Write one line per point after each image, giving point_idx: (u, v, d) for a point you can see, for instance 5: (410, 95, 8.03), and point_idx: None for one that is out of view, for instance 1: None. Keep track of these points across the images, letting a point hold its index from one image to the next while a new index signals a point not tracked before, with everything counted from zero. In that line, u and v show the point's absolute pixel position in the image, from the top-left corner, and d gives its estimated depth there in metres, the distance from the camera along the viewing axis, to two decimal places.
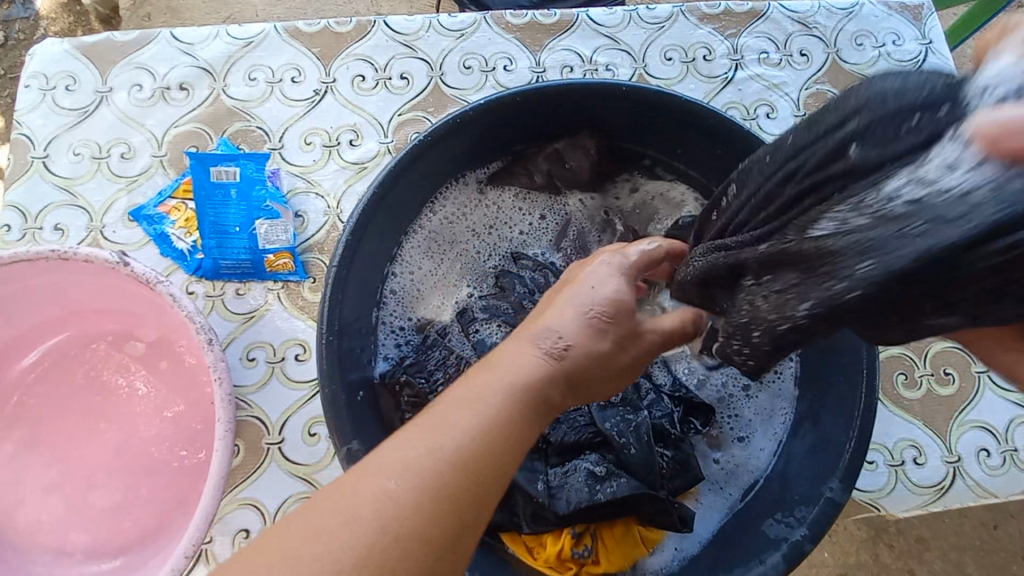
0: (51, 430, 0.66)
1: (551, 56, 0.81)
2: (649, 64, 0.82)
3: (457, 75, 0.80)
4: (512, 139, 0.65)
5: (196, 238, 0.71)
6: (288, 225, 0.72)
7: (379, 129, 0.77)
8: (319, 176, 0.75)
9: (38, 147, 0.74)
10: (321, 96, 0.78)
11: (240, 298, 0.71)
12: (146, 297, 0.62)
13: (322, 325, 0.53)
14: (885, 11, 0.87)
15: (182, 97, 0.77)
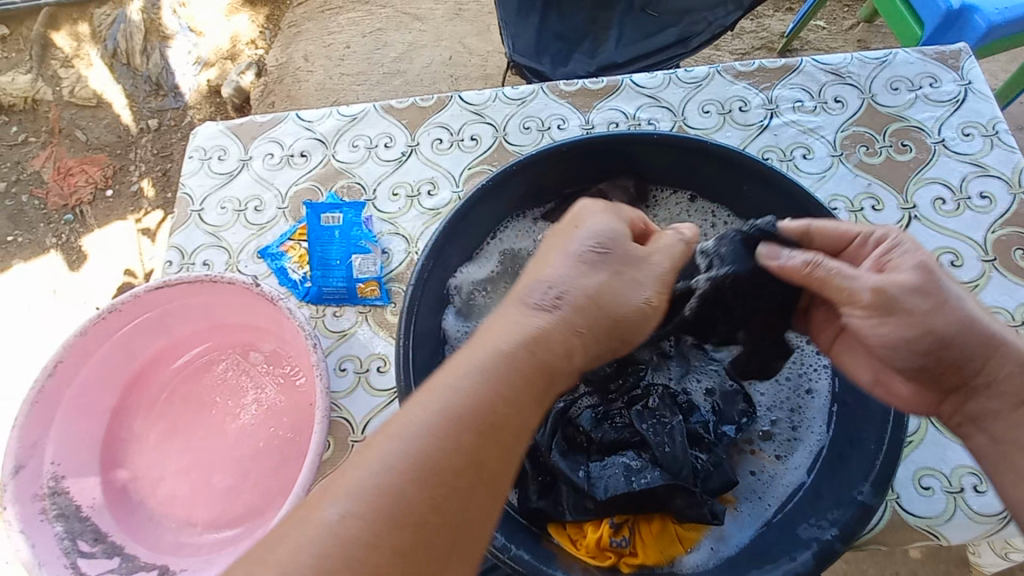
0: (188, 422, 0.81)
1: (599, 115, 0.94)
2: (688, 117, 0.93)
3: (518, 135, 0.94)
4: (566, 182, 0.78)
5: (306, 271, 0.88)
6: (377, 259, 0.87)
7: (452, 181, 0.92)
8: (403, 221, 0.91)
9: (196, 202, 0.96)
10: (407, 156, 0.95)
11: (337, 319, 0.85)
12: (272, 313, 0.79)
13: (402, 331, 0.66)
14: (920, 58, 0.92)
15: (302, 162, 0.97)
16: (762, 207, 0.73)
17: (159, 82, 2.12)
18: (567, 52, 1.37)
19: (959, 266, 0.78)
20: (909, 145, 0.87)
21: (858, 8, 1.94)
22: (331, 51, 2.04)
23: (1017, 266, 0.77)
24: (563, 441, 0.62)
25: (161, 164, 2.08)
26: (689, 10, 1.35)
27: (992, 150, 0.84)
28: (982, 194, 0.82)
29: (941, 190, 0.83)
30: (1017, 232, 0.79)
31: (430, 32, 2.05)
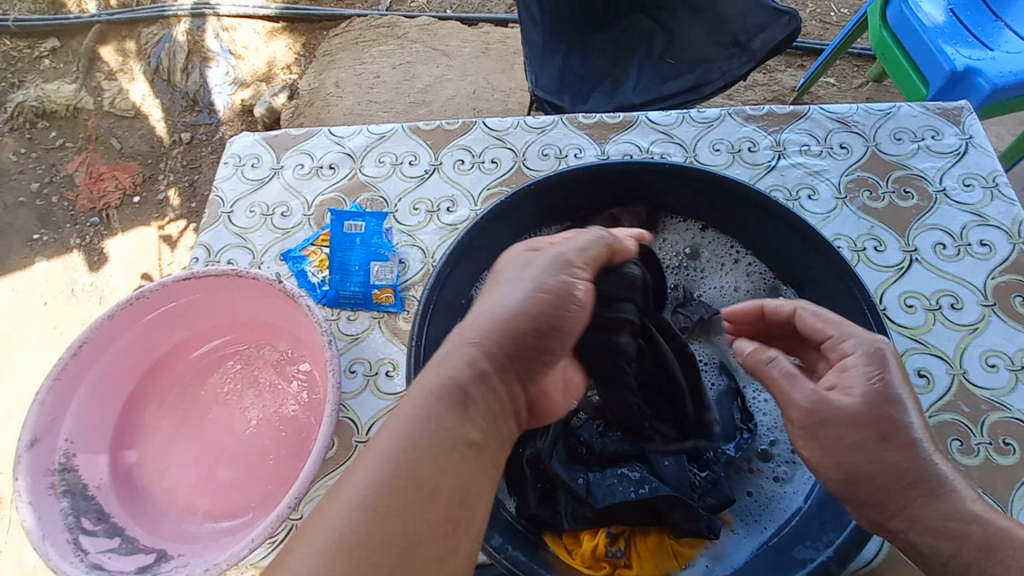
0: (199, 413, 0.83)
1: (614, 147, 0.99)
2: (699, 154, 0.97)
3: (537, 161, 0.99)
4: (579, 205, 0.82)
5: (325, 275, 0.92)
6: (394, 268, 0.91)
7: (471, 200, 0.97)
8: (421, 233, 0.95)
9: (227, 205, 1.01)
10: (430, 174, 1.00)
11: (351, 322, 0.88)
12: (291, 311, 0.82)
13: (414, 335, 0.69)
14: (923, 112, 0.97)
15: (330, 174, 1.02)
16: (767, 238, 0.76)
17: (196, 98, 2.24)
18: (586, 91, 1.44)
19: (959, 309, 0.80)
20: (911, 193, 0.90)
21: (867, 68, 2.03)
22: (361, 79, 2.15)
23: (1016, 312, 0.79)
24: (564, 452, 0.64)
25: (189, 175, 2.16)
26: (704, 59, 1.42)
27: (992, 201, 0.88)
28: (982, 242, 0.85)
29: (942, 235, 0.86)
30: (1015, 279, 0.82)
31: (457, 67, 2.16)
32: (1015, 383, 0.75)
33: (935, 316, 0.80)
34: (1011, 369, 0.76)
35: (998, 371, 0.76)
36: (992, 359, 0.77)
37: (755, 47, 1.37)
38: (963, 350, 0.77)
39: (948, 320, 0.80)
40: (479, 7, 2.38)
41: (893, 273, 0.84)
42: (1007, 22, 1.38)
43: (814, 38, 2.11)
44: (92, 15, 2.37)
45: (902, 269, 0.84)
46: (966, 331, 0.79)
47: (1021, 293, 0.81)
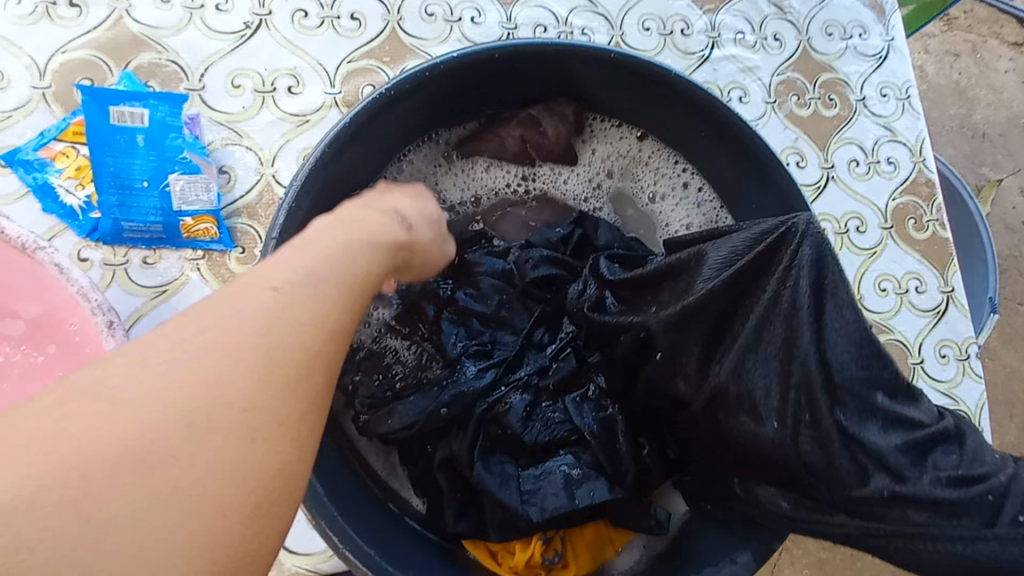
0: None
1: (523, 12, 0.73)
2: (626, 32, 0.77)
3: (418, 22, 0.70)
4: (487, 100, 0.60)
5: (92, 194, 0.59)
6: (211, 183, 0.61)
7: (323, 77, 0.66)
8: (250, 128, 0.63)
9: None
10: (253, 30, 0.65)
11: (148, 268, 0.59)
12: (23, 262, 0.50)
13: None
14: (854, 3, 0.87)
15: (71, 16, 0.62)
16: (714, 162, 0.60)
17: None
18: None
19: (862, 233, 0.79)
20: (835, 100, 0.83)
21: None
22: None
23: (907, 234, 0.80)
24: (485, 447, 0.50)
25: None
26: None
27: (902, 115, 0.84)
28: (889, 160, 0.82)
29: (856, 151, 0.82)
30: (912, 201, 0.81)
31: None
32: (960, 376, 0.76)
33: (842, 241, 0.79)
34: (957, 360, 0.77)
35: (947, 363, 0.76)
36: (884, 284, 0.78)
37: None
38: (862, 275, 0.78)
39: (853, 244, 0.79)
40: None
41: (810, 192, 0.79)
42: None
43: None
44: None
45: (819, 189, 0.79)
46: (866, 256, 0.79)
47: (914, 215, 0.81)
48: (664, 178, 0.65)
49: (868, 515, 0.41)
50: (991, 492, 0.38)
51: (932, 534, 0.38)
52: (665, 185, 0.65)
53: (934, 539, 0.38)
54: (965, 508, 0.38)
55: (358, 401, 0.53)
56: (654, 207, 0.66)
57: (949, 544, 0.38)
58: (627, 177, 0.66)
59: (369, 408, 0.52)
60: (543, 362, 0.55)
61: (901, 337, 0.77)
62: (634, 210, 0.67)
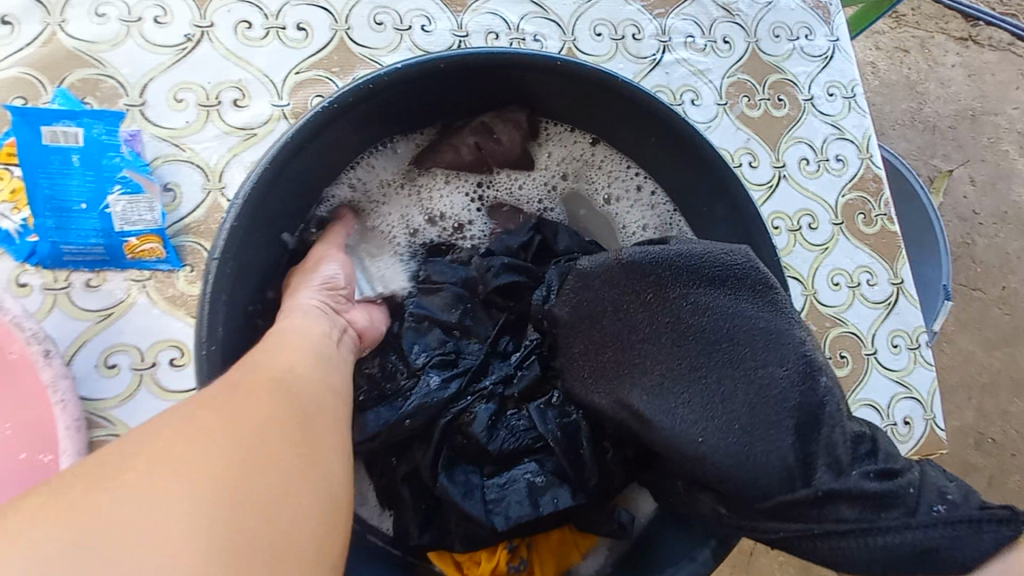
0: None
1: (474, 19, 0.73)
2: (578, 38, 0.77)
3: (367, 32, 0.69)
4: (437, 110, 0.59)
5: (29, 217, 0.57)
6: (156, 202, 0.59)
7: (271, 89, 0.65)
8: (195, 143, 0.62)
9: None
10: (196, 43, 0.64)
11: (92, 292, 0.57)
12: None
13: (198, 333, 0.44)
14: (800, 5, 0.89)
15: (5, 34, 0.60)
16: (664, 164, 0.61)
17: None
18: None
19: (814, 229, 0.82)
20: (784, 100, 0.85)
21: None
22: None
23: (857, 229, 0.83)
24: (445, 459, 0.50)
25: None
26: None
27: (849, 113, 0.87)
28: (837, 157, 0.85)
29: (806, 149, 0.84)
30: (860, 197, 0.84)
31: None
32: (913, 363, 0.79)
33: (795, 237, 0.81)
34: (911, 349, 0.79)
35: (900, 352, 0.79)
36: (837, 278, 0.80)
37: None
38: (816, 270, 0.80)
39: (806, 241, 0.81)
40: None
41: (763, 191, 0.81)
42: None
43: None
44: None
45: (772, 188, 0.81)
46: (818, 251, 0.81)
47: (863, 210, 0.84)
48: (617, 180, 0.66)
49: (807, 517, 0.41)
50: (911, 484, 0.41)
51: (865, 529, 0.39)
52: (619, 187, 0.66)
53: (867, 532, 0.39)
54: (893, 501, 0.40)
55: None
56: (610, 209, 0.67)
57: (881, 535, 0.39)
58: (581, 181, 0.67)
59: None
60: (507, 371, 0.55)
61: (855, 329, 0.79)
62: (589, 213, 0.68)
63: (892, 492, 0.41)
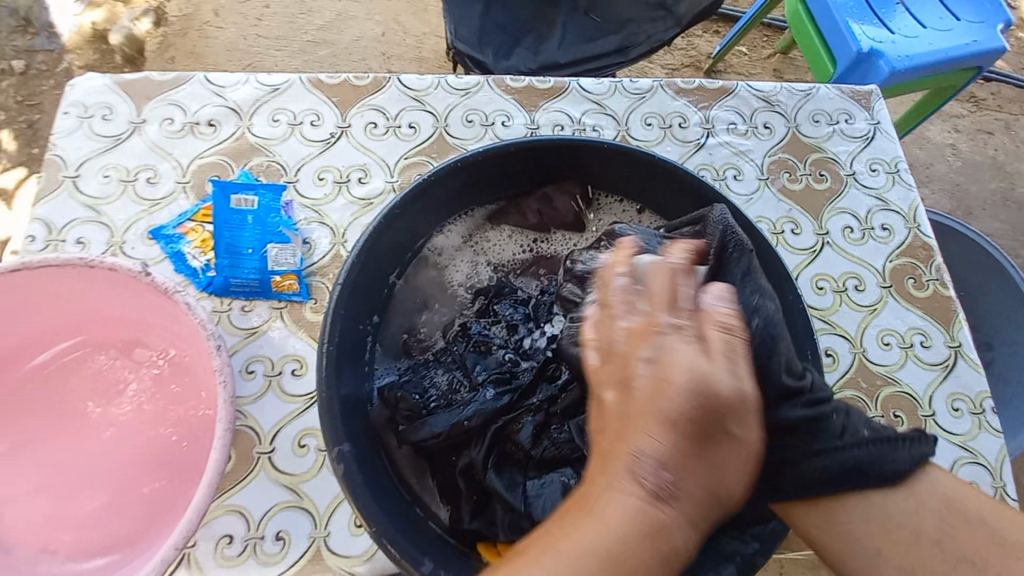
0: (50, 427, 0.70)
1: (544, 116, 0.91)
2: (631, 127, 0.93)
3: (460, 127, 0.89)
4: (510, 183, 0.75)
5: (210, 258, 0.77)
6: (297, 250, 0.78)
7: (386, 170, 0.85)
8: (328, 208, 0.82)
9: (70, 168, 0.81)
10: (337, 138, 0.86)
11: (245, 314, 0.76)
12: (164, 306, 0.68)
13: (324, 336, 0.60)
14: (838, 94, 0.99)
15: (210, 133, 0.85)
16: None
17: (28, 18, 1.85)
18: (509, 46, 1.32)
19: (861, 291, 0.86)
20: (825, 176, 0.93)
21: (776, 39, 2.05)
22: (247, 9, 1.83)
23: (907, 292, 0.86)
24: (497, 459, 0.60)
25: (26, 115, 1.81)
26: (631, 20, 1.36)
27: (893, 186, 0.93)
28: (883, 226, 0.90)
29: (850, 219, 0.90)
30: (909, 262, 0.88)
31: (362, 3, 1.90)
32: (977, 429, 0.77)
33: (841, 298, 0.85)
34: (974, 414, 0.78)
35: (962, 416, 0.78)
36: (887, 338, 0.83)
37: (680, 11, 1.33)
38: (864, 330, 0.83)
39: (852, 301, 0.85)
40: None
41: (806, 256, 0.87)
42: (906, 4, 1.44)
43: (731, 4, 2.07)
44: None
45: (815, 252, 0.87)
46: (866, 312, 0.84)
47: (913, 275, 0.87)
48: None
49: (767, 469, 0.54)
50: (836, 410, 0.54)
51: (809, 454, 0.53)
52: None
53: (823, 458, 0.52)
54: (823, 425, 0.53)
55: (399, 414, 0.64)
56: None
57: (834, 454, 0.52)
58: None
59: (406, 421, 0.64)
60: (553, 390, 0.65)
61: (910, 390, 0.79)
62: None
63: (829, 421, 0.53)
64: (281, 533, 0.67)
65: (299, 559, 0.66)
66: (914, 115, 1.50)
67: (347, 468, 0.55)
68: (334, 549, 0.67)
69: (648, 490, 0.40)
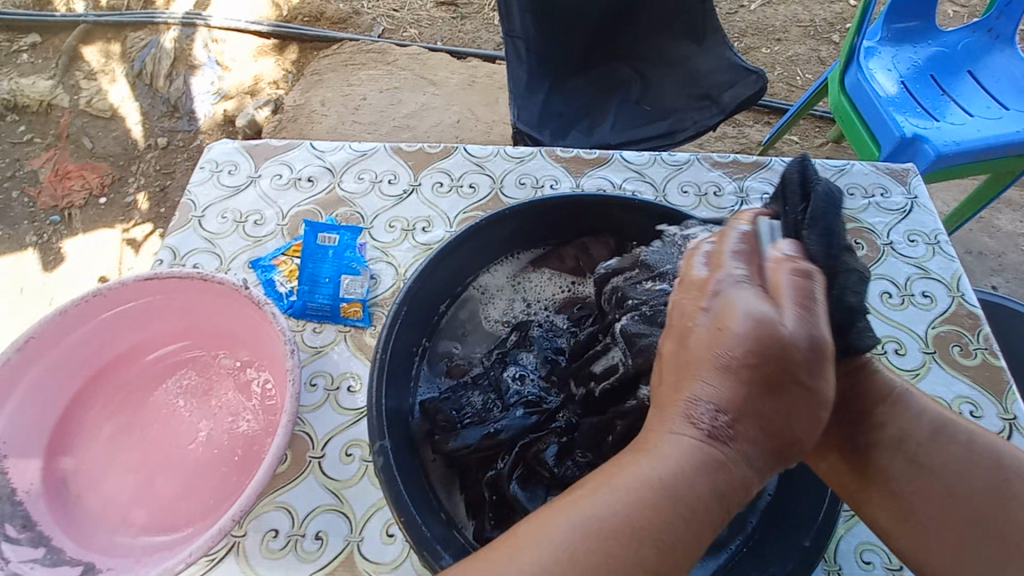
0: (148, 417, 0.83)
1: (588, 181, 1.03)
2: (668, 193, 1.02)
3: (513, 189, 1.02)
4: (550, 233, 0.85)
5: (294, 285, 0.91)
6: (365, 282, 0.91)
7: (447, 221, 0.98)
8: (395, 251, 0.96)
9: (198, 209, 1.00)
10: (408, 194, 1.01)
11: (316, 334, 0.88)
12: (255, 320, 0.83)
13: (379, 347, 0.71)
14: (873, 171, 1.04)
15: (307, 186, 1.03)
16: None
17: (177, 105, 2.29)
18: (565, 128, 1.48)
19: (902, 354, 0.85)
20: (861, 244, 0.96)
21: (827, 129, 2.13)
22: (347, 99, 2.17)
23: (953, 360, 0.84)
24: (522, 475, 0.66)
25: (160, 180, 2.18)
26: (678, 108, 1.50)
27: (933, 256, 0.94)
28: (924, 293, 0.91)
29: (888, 285, 0.92)
30: (954, 330, 0.87)
31: (442, 96, 2.19)
32: None
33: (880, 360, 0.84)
34: None
35: None
36: None
37: (724, 101, 1.46)
38: None
39: (893, 364, 0.84)
40: (468, 42, 2.46)
41: None
42: (953, 96, 1.50)
43: (780, 98, 2.20)
44: (79, 15, 2.48)
45: None
46: (909, 376, 0.83)
47: (959, 342, 0.86)
48: None
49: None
50: None
51: None
52: None
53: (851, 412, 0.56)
54: None
55: (437, 425, 0.71)
56: None
57: None
58: None
59: (442, 431, 0.70)
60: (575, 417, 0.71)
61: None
62: None
63: None
64: (320, 533, 0.73)
65: (333, 560, 0.71)
66: (970, 202, 1.49)
67: (386, 462, 0.63)
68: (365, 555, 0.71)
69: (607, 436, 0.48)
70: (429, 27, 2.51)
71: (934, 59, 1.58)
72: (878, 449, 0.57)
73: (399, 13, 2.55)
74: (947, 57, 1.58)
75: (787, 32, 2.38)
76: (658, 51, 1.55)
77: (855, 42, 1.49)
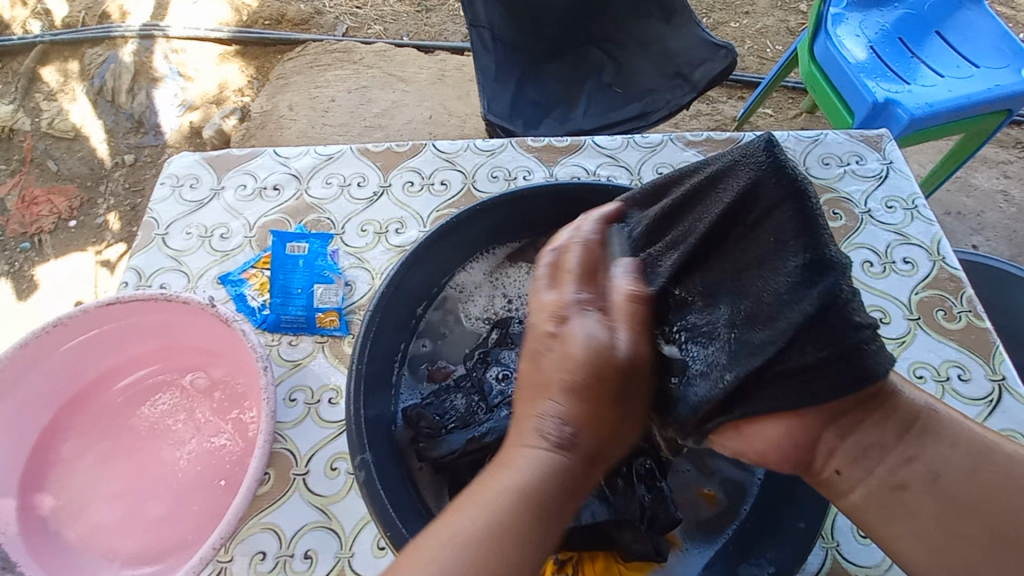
0: (124, 445, 0.80)
1: (562, 170, 1.01)
2: (643, 176, 1.00)
3: (486, 183, 1.00)
4: (524, 225, 0.83)
5: (266, 298, 0.88)
6: (339, 290, 0.89)
7: (420, 221, 0.96)
8: (369, 255, 0.93)
9: (161, 227, 0.96)
10: (379, 196, 0.99)
11: (293, 348, 0.85)
12: (227, 337, 0.80)
13: (356, 358, 0.69)
14: (848, 139, 1.03)
15: (274, 195, 1.00)
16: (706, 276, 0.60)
17: (141, 120, 2.22)
18: (537, 116, 1.46)
19: (887, 323, 0.84)
20: (840, 214, 0.95)
21: (801, 100, 2.12)
22: (316, 102, 2.12)
23: (939, 324, 0.84)
24: None
25: (131, 198, 2.13)
26: (651, 88, 1.48)
27: (913, 221, 0.94)
28: (906, 260, 0.90)
29: (869, 253, 0.91)
30: (938, 294, 0.87)
31: (412, 93, 2.15)
32: None
33: None
34: None
35: None
36: (920, 371, 0.80)
37: (695, 78, 1.44)
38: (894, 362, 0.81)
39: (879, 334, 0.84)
40: (435, 35, 2.41)
41: None
42: (922, 57, 1.49)
43: (752, 71, 2.19)
44: (31, 35, 2.40)
45: None
46: (895, 344, 0.83)
47: (943, 307, 0.85)
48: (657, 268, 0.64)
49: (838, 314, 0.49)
50: None
51: None
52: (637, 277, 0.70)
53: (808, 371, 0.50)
54: None
55: (421, 432, 0.69)
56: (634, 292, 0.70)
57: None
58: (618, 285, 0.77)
59: (426, 438, 0.69)
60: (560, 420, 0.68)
61: None
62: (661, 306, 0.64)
63: None
64: (310, 551, 0.71)
65: None
66: (947, 163, 1.49)
67: (369, 475, 0.62)
68: (359, 570, 0.69)
69: (553, 441, 0.45)
70: (394, 22, 2.46)
71: (902, 22, 1.57)
72: (870, 454, 0.52)
73: (362, 10, 2.49)
74: (915, 19, 1.57)
75: (756, 5, 2.37)
76: (626, 31, 1.52)
77: (822, 10, 1.48)
